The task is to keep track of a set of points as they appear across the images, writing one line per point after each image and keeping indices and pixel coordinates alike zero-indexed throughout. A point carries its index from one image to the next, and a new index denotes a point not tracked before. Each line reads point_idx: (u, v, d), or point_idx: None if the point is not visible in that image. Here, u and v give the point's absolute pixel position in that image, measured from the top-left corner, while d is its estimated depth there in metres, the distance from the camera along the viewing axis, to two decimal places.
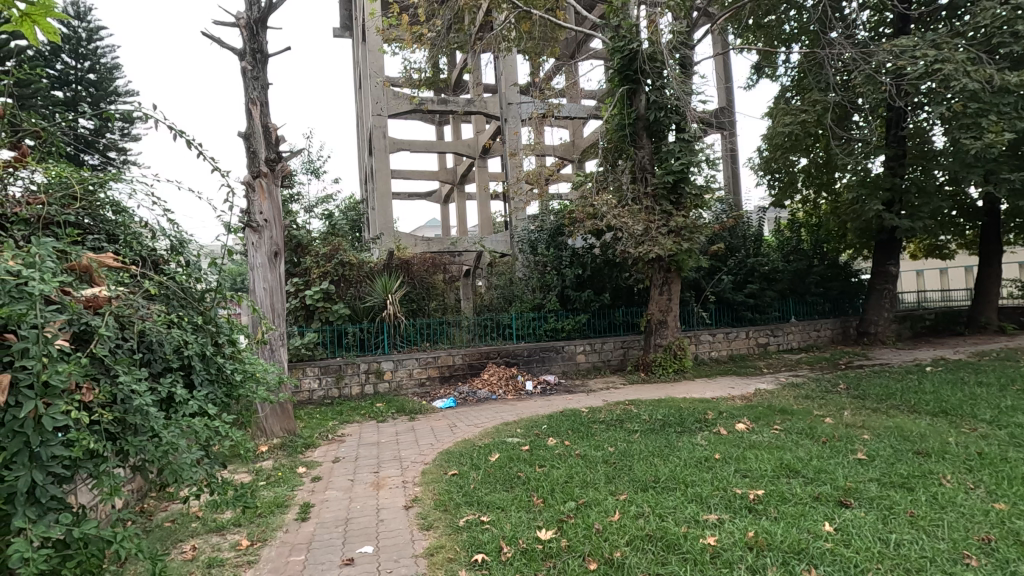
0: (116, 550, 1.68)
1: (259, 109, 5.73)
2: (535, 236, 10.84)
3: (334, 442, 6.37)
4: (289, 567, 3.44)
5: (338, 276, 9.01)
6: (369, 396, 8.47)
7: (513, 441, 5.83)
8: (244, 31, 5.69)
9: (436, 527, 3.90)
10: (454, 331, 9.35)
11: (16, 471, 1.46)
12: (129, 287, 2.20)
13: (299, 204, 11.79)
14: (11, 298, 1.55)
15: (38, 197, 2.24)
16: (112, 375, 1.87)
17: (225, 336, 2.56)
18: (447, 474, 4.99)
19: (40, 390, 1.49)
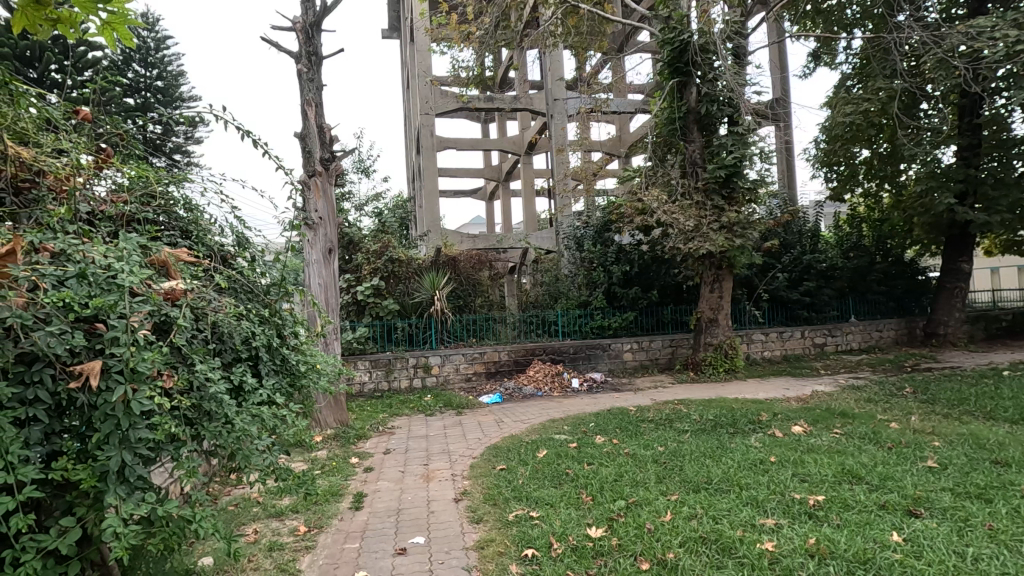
0: (194, 529, 1.78)
1: (314, 109, 5.92)
2: (581, 232, 10.75)
3: (384, 434, 6.53)
4: (344, 554, 3.56)
5: (387, 272, 9.24)
6: (417, 390, 8.62)
7: (561, 438, 5.80)
8: (300, 35, 5.88)
9: (485, 520, 3.93)
10: (500, 328, 9.40)
11: (108, 452, 1.56)
12: (202, 281, 2.30)
13: (350, 203, 12.13)
14: (102, 290, 1.65)
15: (121, 196, 2.34)
16: (189, 364, 1.97)
17: (288, 329, 2.65)
18: (495, 468, 5.03)
19: (129, 375, 1.58)
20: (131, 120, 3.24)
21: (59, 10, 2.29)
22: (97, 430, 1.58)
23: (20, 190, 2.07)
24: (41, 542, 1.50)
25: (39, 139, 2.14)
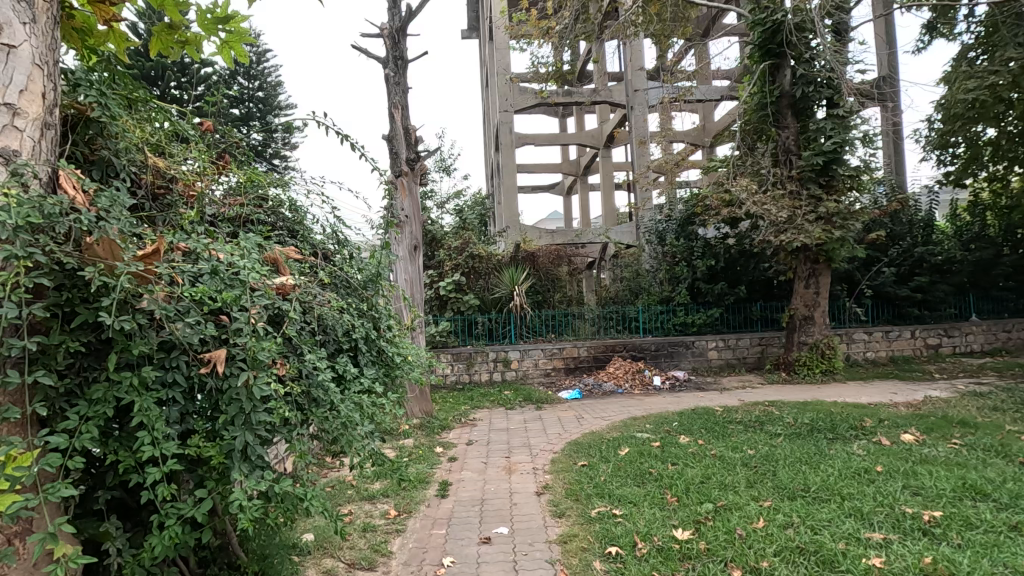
0: (306, 506, 1.93)
1: (400, 112, 6.17)
2: (663, 226, 10.44)
3: (466, 425, 6.71)
4: (432, 539, 3.71)
5: (468, 268, 9.46)
6: (497, 383, 8.77)
7: (643, 436, 5.69)
8: (388, 41, 6.13)
9: (568, 515, 3.94)
10: (579, 323, 9.35)
11: (234, 432, 1.72)
12: (308, 277, 2.46)
13: (432, 201, 12.53)
14: (228, 285, 1.82)
15: (238, 199, 2.53)
16: (298, 354, 2.12)
17: (382, 323, 2.78)
18: (577, 464, 5.01)
19: (251, 362, 1.73)
20: (239, 129, 3.49)
21: (188, 33, 2.54)
22: (225, 412, 1.75)
23: (157, 195, 2.28)
24: (182, 510, 1.69)
25: (172, 149, 2.36)
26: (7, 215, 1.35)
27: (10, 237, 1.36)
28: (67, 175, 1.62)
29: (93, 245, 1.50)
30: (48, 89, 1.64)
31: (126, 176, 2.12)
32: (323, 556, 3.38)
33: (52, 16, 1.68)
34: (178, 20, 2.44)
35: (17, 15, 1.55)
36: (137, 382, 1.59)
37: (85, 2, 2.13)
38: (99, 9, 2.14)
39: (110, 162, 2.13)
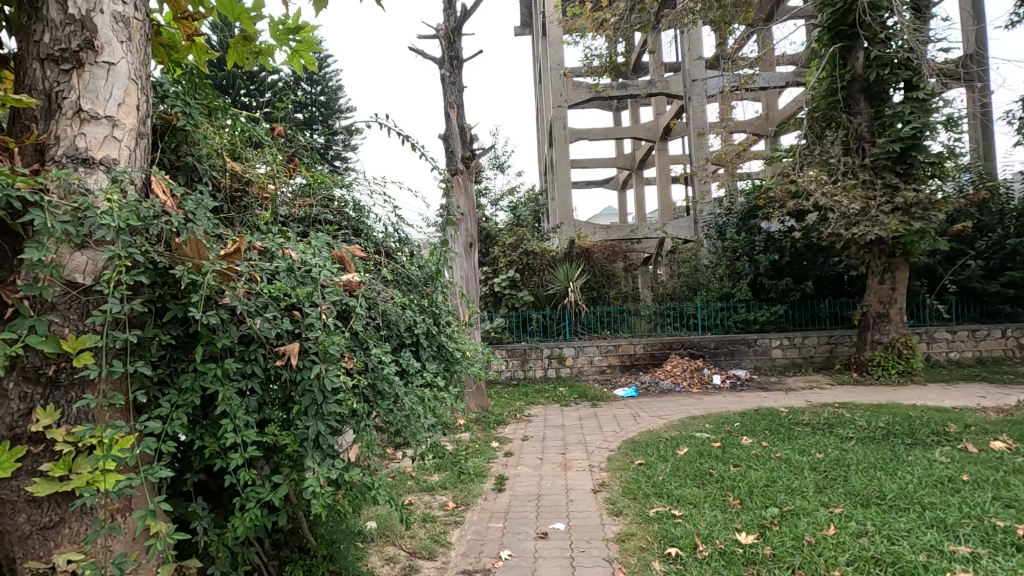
0: (374, 495, 2.00)
1: (456, 111, 6.28)
2: (723, 220, 10.07)
3: (521, 421, 6.76)
4: (490, 532, 3.76)
5: (523, 265, 9.51)
6: (552, 380, 8.77)
7: (702, 436, 5.53)
8: (443, 42, 6.24)
9: (625, 514, 3.90)
10: (635, 320, 9.20)
11: (306, 422, 1.81)
12: (372, 274, 2.54)
13: (486, 198, 12.67)
14: (300, 282, 1.91)
15: (307, 200, 2.64)
16: (364, 348, 2.20)
17: (442, 319, 2.83)
18: (634, 463, 4.94)
19: (323, 356, 1.81)
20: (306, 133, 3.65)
21: (261, 43, 2.68)
22: (299, 403, 1.84)
23: (235, 197, 2.42)
24: (260, 495, 1.78)
25: (248, 153, 2.50)
26: (110, 219, 1.47)
27: (113, 238, 1.49)
28: (158, 180, 1.74)
29: (182, 245, 1.61)
30: (142, 102, 1.76)
31: (208, 181, 2.27)
32: (386, 544, 3.50)
33: (146, 34, 1.81)
34: (251, 31, 2.57)
35: (116, 35, 1.66)
36: (221, 373, 1.69)
37: (171, 19, 2.28)
38: (184, 24, 2.28)
39: (194, 168, 2.30)
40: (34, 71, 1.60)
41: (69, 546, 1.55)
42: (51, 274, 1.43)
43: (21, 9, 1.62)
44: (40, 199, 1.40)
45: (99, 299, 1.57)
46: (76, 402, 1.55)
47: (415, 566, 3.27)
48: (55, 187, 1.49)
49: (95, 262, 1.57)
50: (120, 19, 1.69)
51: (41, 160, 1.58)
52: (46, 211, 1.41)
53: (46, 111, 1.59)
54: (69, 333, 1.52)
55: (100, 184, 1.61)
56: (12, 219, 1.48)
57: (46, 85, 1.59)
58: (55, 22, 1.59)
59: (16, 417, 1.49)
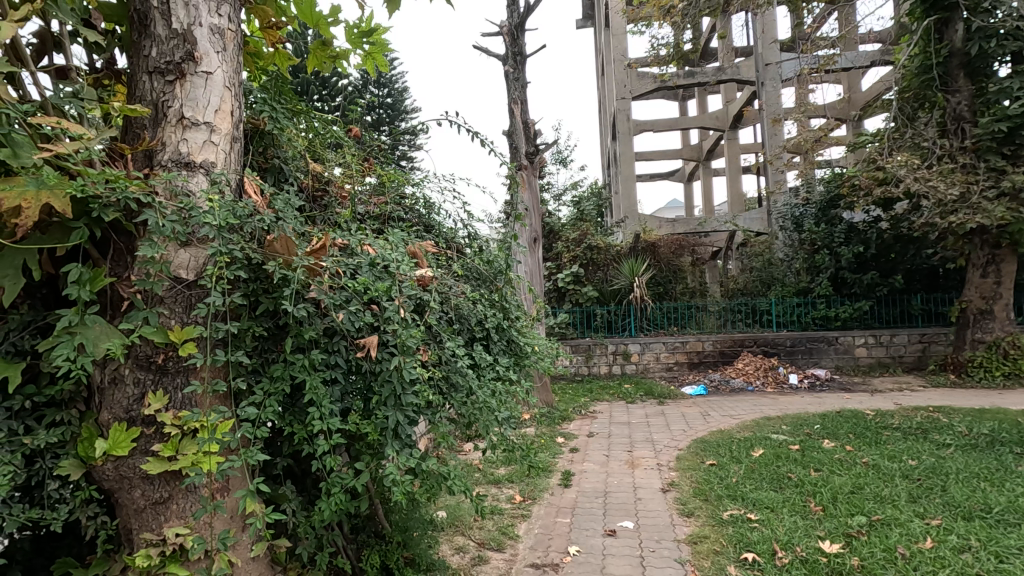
0: (450, 485, 2.03)
1: (519, 107, 6.33)
2: (799, 211, 9.50)
3: (587, 417, 6.72)
4: (557, 527, 3.76)
5: (587, 260, 9.45)
6: (617, 376, 8.64)
7: (779, 438, 5.27)
8: (507, 38, 6.26)
9: (697, 515, 3.78)
10: (704, 316, 8.90)
11: (387, 412, 1.86)
12: (444, 269, 2.58)
13: (548, 193, 12.65)
14: (379, 278, 1.97)
15: (382, 196, 2.71)
16: (438, 341, 2.24)
17: (512, 314, 2.83)
18: (705, 463, 4.78)
19: (401, 348, 1.85)
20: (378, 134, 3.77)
21: (337, 47, 2.78)
22: (379, 393, 1.90)
23: (316, 197, 2.53)
24: (345, 481, 1.86)
25: (327, 155, 2.60)
26: (212, 218, 1.59)
27: (216, 236, 1.60)
28: (250, 181, 1.85)
29: (273, 242, 1.70)
30: (236, 108, 1.87)
31: (293, 181, 2.40)
32: (455, 534, 3.57)
33: (239, 43, 1.92)
34: (329, 36, 2.67)
35: (213, 46, 1.78)
36: (308, 364, 1.77)
37: (257, 28, 2.40)
38: (269, 34, 2.39)
39: (281, 169, 2.44)
40: (144, 83, 1.74)
41: (176, 521, 1.68)
42: (161, 270, 1.56)
43: (132, 27, 1.76)
44: (151, 200, 1.53)
45: (201, 293, 1.69)
46: (181, 389, 1.68)
47: (485, 556, 3.32)
48: (164, 189, 1.62)
49: (197, 258, 1.69)
50: (216, 31, 1.80)
51: (150, 165, 1.72)
52: (157, 211, 1.54)
53: (154, 119, 1.72)
54: (175, 325, 1.64)
55: (200, 185, 1.73)
56: (128, 220, 1.62)
57: (154, 96, 1.73)
58: (161, 37, 1.72)
59: (131, 401, 1.63)
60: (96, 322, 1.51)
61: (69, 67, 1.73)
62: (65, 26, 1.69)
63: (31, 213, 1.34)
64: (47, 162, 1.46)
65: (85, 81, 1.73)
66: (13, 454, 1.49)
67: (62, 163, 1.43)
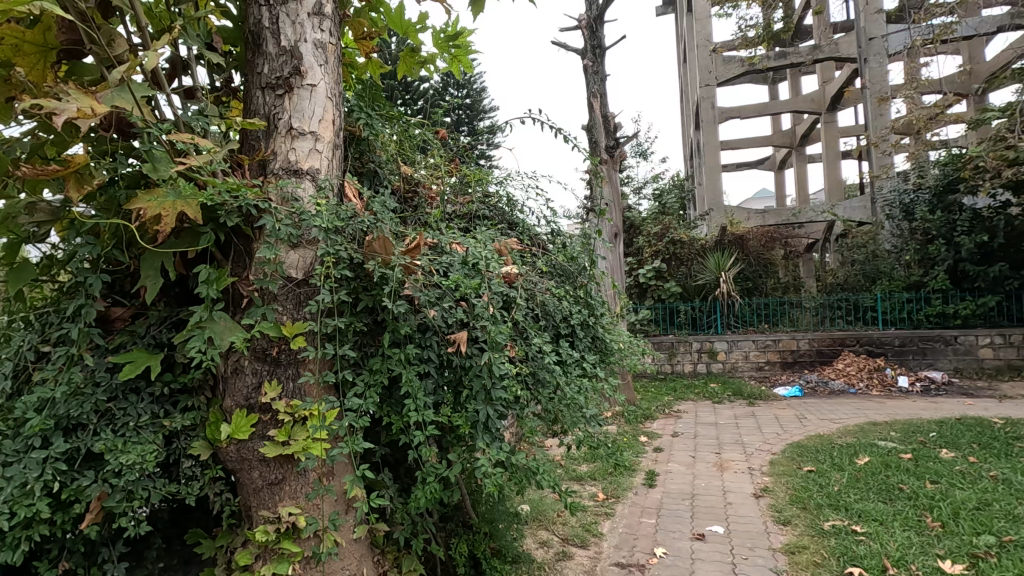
0: (539, 480, 2.04)
1: (599, 101, 6.25)
2: (910, 197, 8.56)
3: (670, 417, 6.54)
4: (642, 527, 3.69)
5: (669, 255, 9.15)
6: (702, 375, 8.32)
7: (888, 446, 4.84)
8: (585, 31, 6.18)
9: (794, 524, 3.56)
10: (798, 313, 8.36)
11: (477, 406, 1.91)
12: (529, 266, 2.60)
13: (628, 187, 12.40)
14: (469, 275, 2.02)
15: (468, 195, 2.78)
16: (525, 338, 2.26)
17: (597, 311, 2.80)
18: (802, 469, 4.49)
19: (491, 344, 1.89)
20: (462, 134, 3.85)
21: (425, 53, 2.87)
22: (470, 389, 1.95)
23: (407, 198, 2.63)
24: (439, 472, 1.92)
25: (417, 157, 2.70)
26: (320, 220, 1.71)
27: (322, 238, 1.72)
28: (350, 185, 1.97)
29: (372, 243, 1.80)
30: (337, 117, 1.99)
31: (386, 184, 2.51)
32: (539, 528, 3.60)
33: (338, 55, 2.04)
34: (417, 43, 2.77)
35: (316, 60, 1.90)
36: (403, 357, 1.86)
37: (353, 40, 2.54)
38: (362, 45, 2.52)
39: (376, 173, 2.57)
40: (258, 98, 1.89)
41: (289, 500, 1.82)
42: (275, 270, 1.70)
43: (247, 47, 1.92)
44: (267, 206, 1.67)
45: (309, 292, 1.81)
46: (292, 378, 1.81)
47: (569, 553, 3.32)
48: (276, 195, 1.76)
49: (305, 259, 1.81)
50: (319, 46, 1.92)
51: (264, 173, 1.86)
52: (273, 216, 1.68)
53: (268, 132, 1.87)
54: (287, 320, 1.78)
55: (307, 191, 1.86)
56: (247, 224, 1.77)
57: (267, 109, 1.87)
58: (272, 54, 1.86)
59: (250, 390, 1.78)
60: (221, 318, 1.67)
61: (196, 87, 1.92)
62: (192, 51, 1.88)
63: (169, 221, 1.51)
64: (181, 174, 1.63)
65: (208, 100, 1.91)
66: (155, 434, 1.68)
67: (192, 174, 1.60)
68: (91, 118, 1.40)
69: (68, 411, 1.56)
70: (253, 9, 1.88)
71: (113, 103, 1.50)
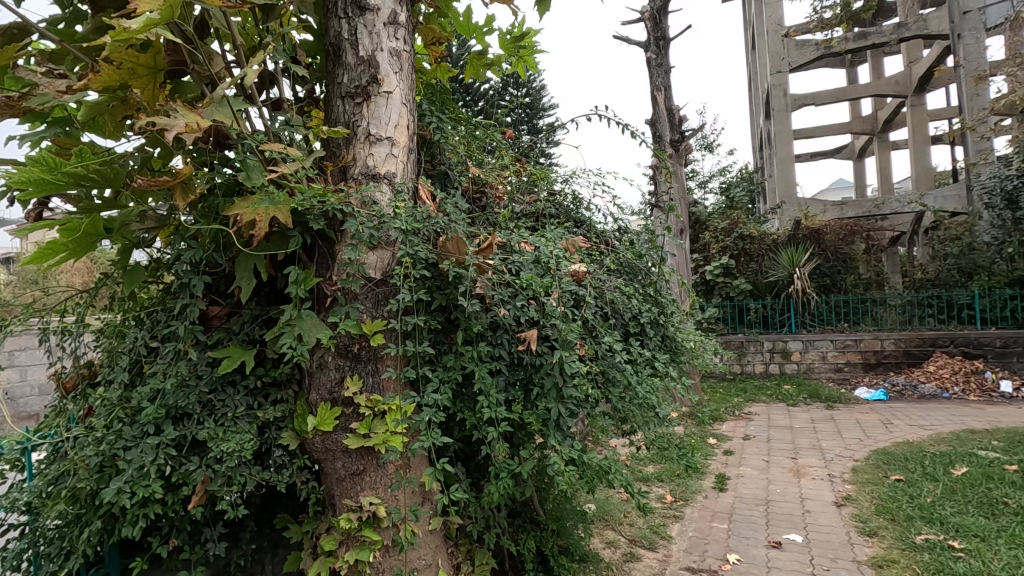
0: (612, 479, 2.02)
1: (663, 94, 6.11)
2: (1012, 183, 7.81)
3: (741, 419, 6.30)
4: (713, 532, 3.58)
5: (738, 251, 8.78)
6: (775, 377, 7.96)
7: (988, 455, 4.44)
8: (648, 23, 6.04)
9: (881, 536, 3.34)
10: (882, 312, 7.84)
11: (549, 403, 1.92)
12: (597, 264, 2.58)
13: (694, 181, 12.04)
14: (539, 273, 2.04)
15: (533, 194, 2.79)
16: (595, 336, 2.25)
17: (667, 309, 2.73)
18: (889, 478, 4.21)
19: (563, 343, 1.90)
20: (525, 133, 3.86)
21: (491, 55, 2.91)
22: (541, 387, 1.97)
23: (476, 199, 2.67)
24: (511, 467, 1.95)
25: (485, 159, 2.74)
26: (399, 223, 1.79)
27: (401, 240, 1.79)
28: (424, 187, 2.03)
29: (446, 243, 1.84)
30: (411, 122, 2.06)
31: (456, 185, 2.57)
32: (605, 528, 3.56)
33: (412, 63, 2.11)
34: (485, 46, 2.82)
35: (392, 67, 1.98)
36: (476, 355, 1.90)
37: (422, 47, 2.62)
38: (433, 50, 2.59)
39: (446, 175, 2.64)
40: (339, 107, 1.98)
41: (370, 490, 1.90)
42: (357, 270, 1.78)
43: (328, 59, 2.02)
44: (351, 210, 1.75)
45: (387, 290, 1.89)
46: (372, 374, 1.90)
47: (637, 554, 3.27)
48: (356, 199, 1.84)
49: (383, 259, 1.89)
50: (394, 54, 2.00)
51: (345, 179, 1.96)
52: (356, 219, 1.77)
53: (348, 139, 1.96)
54: (367, 318, 1.86)
55: (386, 194, 1.93)
56: (329, 227, 1.86)
57: (347, 117, 1.97)
58: (351, 64, 1.95)
59: (334, 384, 1.88)
60: (308, 316, 1.78)
61: (282, 99, 2.04)
62: (279, 65, 1.99)
63: (263, 225, 1.61)
64: (271, 181, 1.74)
65: (293, 110, 2.03)
66: (251, 424, 1.80)
67: (282, 182, 1.70)
68: (196, 133, 1.52)
69: (177, 401, 1.71)
70: (334, 22, 1.97)
71: (213, 117, 1.62)
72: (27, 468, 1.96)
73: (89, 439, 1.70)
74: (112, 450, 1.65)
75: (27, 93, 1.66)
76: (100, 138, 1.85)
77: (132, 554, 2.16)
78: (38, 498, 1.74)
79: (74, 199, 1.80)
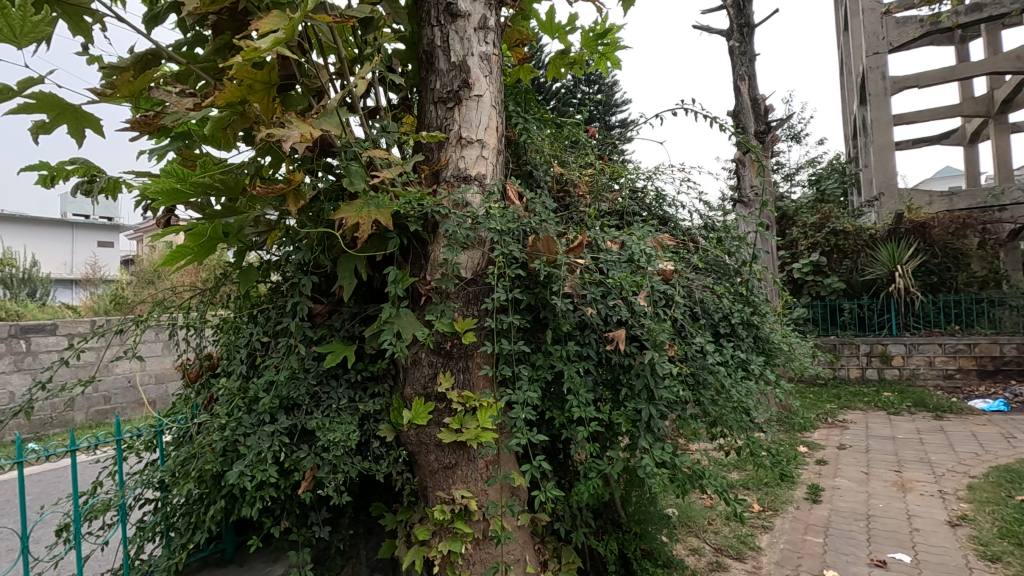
0: (706, 484, 1.95)
1: (747, 84, 5.84)
2: None
3: (835, 426, 5.91)
4: (807, 546, 3.38)
5: (830, 247, 8.20)
6: (872, 382, 7.39)
7: None
8: (731, 10, 5.77)
9: (1008, 562, 3.02)
10: (1001, 313, 7.16)
11: (640, 404, 1.89)
12: (684, 262, 2.50)
13: (778, 174, 11.40)
14: (627, 269, 2.02)
15: (615, 191, 2.74)
16: (685, 337, 2.19)
17: (760, 309, 2.60)
18: (1014, 498, 3.79)
19: (654, 343, 1.85)
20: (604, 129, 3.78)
21: (574, 54, 2.90)
22: (631, 387, 1.94)
23: (560, 198, 2.65)
24: (601, 468, 1.93)
25: (569, 158, 2.72)
26: (493, 223, 1.82)
27: (496, 240, 1.83)
28: (513, 188, 2.06)
29: (536, 243, 1.86)
30: (500, 124, 2.10)
31: (542, 184, 2.57)
32: (689, 534, 3.45)
33: (500, 65, 2.15)
34: (567, 44, 2.81)
35: (483, 71, 2.03)
36: (565, 354, 1.91)
37: (506, 49, 2.65)
38: (517, 53, 2.62)
39: (531, 174, 2.64)
40: (431, 112, 2.05)
41: (462, 484, 1.95)
42: (452, 270, 1.83)
43: (420, 66, 2.10)
44: (446, 212, 1.82)
45: (481, 290, 1.94)
46: (464, 371, 1.95)
47: (724, 564, 3.14)
48: (449, 201, 1.90)
49: (476, 259, 1.94)
50: (484, 57, 2.04)
51: (438, 181, 2.03)
52: (453, 220, 1.83)
53: (441, 142, 2.03)
54: (460, 316, 1.92)
55: (476, 195, 1.98)
56: (425, 229, 1.94)
57: (439, 122, 2.03)
58: (444, 70, 2.01)
59: (428, 380, 1.94)
60: (406, 314, 1.84)
61: (379, 107, 2.14)
62: (376, 74, 2.10)
63: (366, 228, 1.70)
64: (371, 186, 1.83)
65: (388, 117, 2.12)
66: (353, 416, 1.91)
67: (384, 185, 1.79)
68: (309, 142, 1.62)
69: (289, 392, 1.85)
70: (427, 30, 2.04)
71: (323, 127, 1.73)
72: (159, 448, 2.19)
73: (214, 425, 1.86)
74: (234, 435, 1.80)
75: (161, 111, 1.84)
76: (218, 149, 2.01)
77: (245, 532, 2.39)
78: (169, 476, 1.92)
79: (197, 206, 1.97)
